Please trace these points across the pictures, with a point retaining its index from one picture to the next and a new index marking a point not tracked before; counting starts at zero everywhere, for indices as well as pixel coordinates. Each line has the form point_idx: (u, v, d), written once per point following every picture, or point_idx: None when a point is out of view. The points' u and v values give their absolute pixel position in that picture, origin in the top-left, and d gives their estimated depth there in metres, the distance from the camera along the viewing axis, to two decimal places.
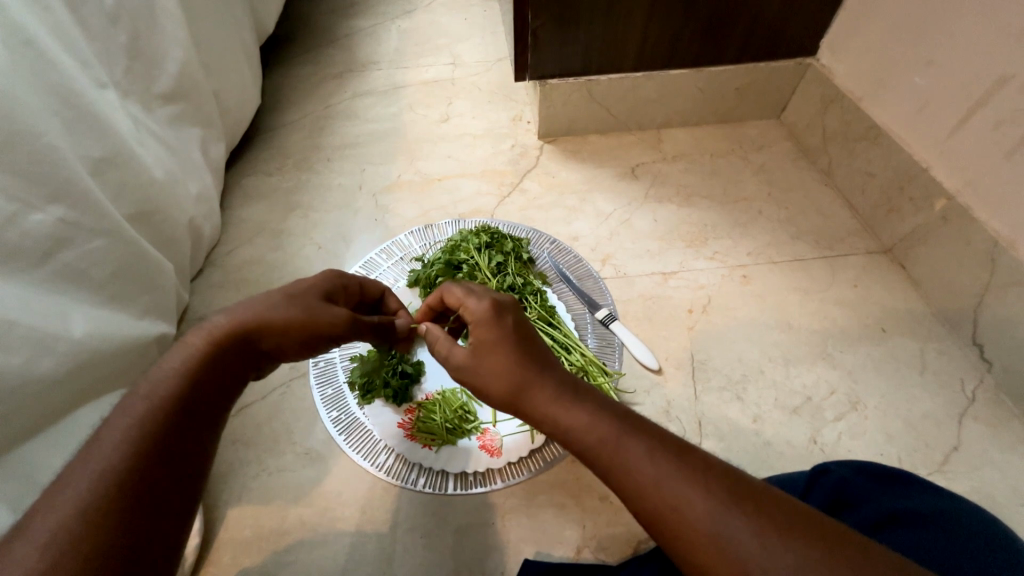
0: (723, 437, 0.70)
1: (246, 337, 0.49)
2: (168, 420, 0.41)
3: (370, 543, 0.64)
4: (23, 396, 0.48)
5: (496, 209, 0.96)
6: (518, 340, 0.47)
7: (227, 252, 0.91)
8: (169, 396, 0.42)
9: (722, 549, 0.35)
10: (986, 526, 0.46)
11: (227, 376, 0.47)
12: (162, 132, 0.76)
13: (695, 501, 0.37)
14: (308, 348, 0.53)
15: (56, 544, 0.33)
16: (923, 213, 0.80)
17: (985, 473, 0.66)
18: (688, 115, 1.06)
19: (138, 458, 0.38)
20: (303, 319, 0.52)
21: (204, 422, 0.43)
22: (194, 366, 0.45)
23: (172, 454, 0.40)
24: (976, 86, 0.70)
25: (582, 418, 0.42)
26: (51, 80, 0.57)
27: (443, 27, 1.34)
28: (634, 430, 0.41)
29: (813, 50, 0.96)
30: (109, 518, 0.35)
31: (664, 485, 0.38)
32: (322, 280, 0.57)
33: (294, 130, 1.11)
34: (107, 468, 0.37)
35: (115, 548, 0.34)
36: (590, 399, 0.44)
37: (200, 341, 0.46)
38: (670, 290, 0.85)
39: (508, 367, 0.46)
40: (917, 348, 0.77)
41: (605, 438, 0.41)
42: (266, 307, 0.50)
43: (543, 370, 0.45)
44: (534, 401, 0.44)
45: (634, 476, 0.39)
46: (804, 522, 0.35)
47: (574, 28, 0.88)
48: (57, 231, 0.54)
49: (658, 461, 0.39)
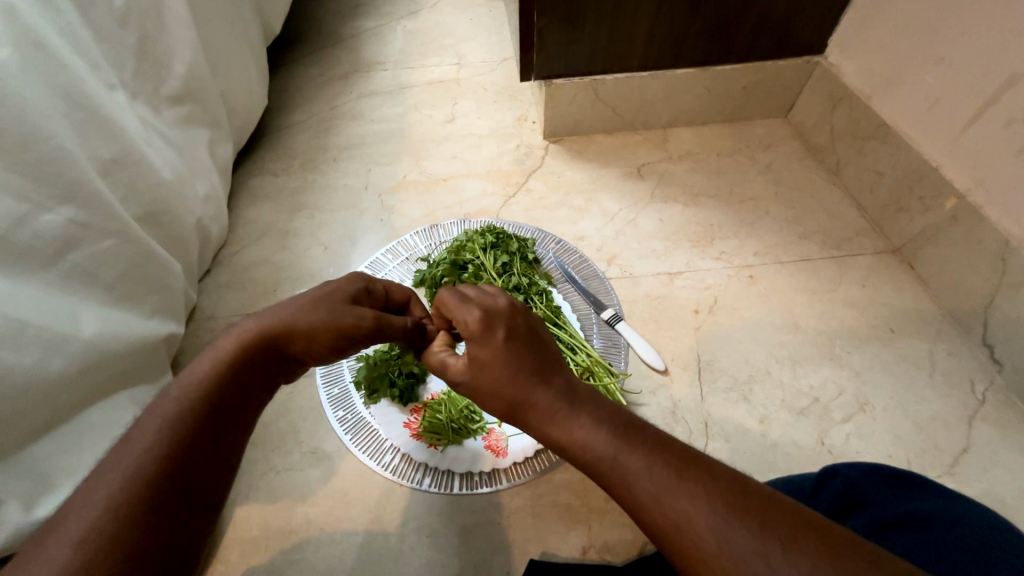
0: (730, 438, 0.70)
1: (272, 343, 0.48)
2: (193, 425, 0.41)
3: (376, 542, 0.65)
4: (35, 395, 0.49)
5: (501, 209, 0.96)
6: (511, 353, 0.45)
7: (235, 252, 0.92)
8: (196, 399, 0.42)
9: (725, 564, 0.35)
10: (996, 530, 0.45)
11: (253, 382, 0.46)
12: (170, 133, 0.76)
13: (696, 518, 0.36)
14: (335, 351, 0.51)
15: (86, 543, 0.34)
16: (932, 212, 0.79)
17: (995, 476, 0.66)
18: (694, 114, 1.05)
19: (165, 459, 0.39)
20: (330, 322, 0.50)
21: (230, 428, 0.43)
22: (222, 369, 0.45)
23: (199, 456, 0.40)
24: (987, 83, 0.69)
25: (580, 433, 0.42)
26: (61, 82, 0.57)
27: (448, 27, 1.34)
28: (634, 444, 0.41)
29: (821, 48, 0.95)
30: (137, 519, 0.36)
31: (665, 502, 0.38)
32: (345, 284, 0.56)
33: (301, 131, 1.12)
34: (133, 469, 0.37)
35: (142, 548, 0.35)
36: (588, 412, 0.43)
37: (228, 347, 0.46)
38: (676, 290, 0.84)
39: (506, 382, 0.44)
40: (927, 349, 0.76)
41: (604, 455, 0.41)
42: (293, 311, 0.50)
43: (539, 384, 0.44)
44: (532, 418, 0.44)
45: (635, 492, 0.39)
46: (807, 533, 0.35)
47: (579, 28, 0.88)
48: (67, 232, 0.55)
49: (658, 476, 0.39)
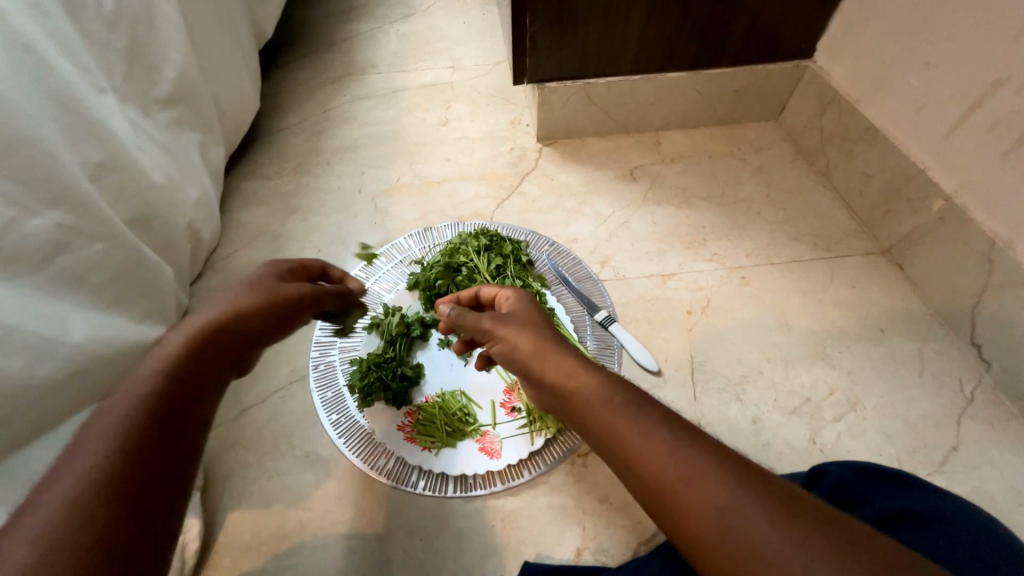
0: (723, 439, 0.71)
1: (226, 327, 0.46)
2: (164, 400, 0.40)
3: (369, 546, 0.64)
4: (21, 400, 0.48)
5: (495, 212, 0.96)
6: (545, 324, 0.55)
7: (226, 256, 0.91)
8: (167, 377, 0.41)
9: (727, 520, 0.37)
10: (979, 523, 0.46)
11: (216, 363, 0.44)
12: (160, 136, 0.76)
13: (708, 476, 0.39)
14: (285, 324, 0.52)
15: (55, 532, 0.31)
16: (920, 214, 0.80)
17: (984, 474, 0.66)
18: (686, 117, 1.06)
19: (137, 437, 0.37)
20: (273, 300, 0.51)
21: (202, 404, 0.42)
22: (186, 351, 0.43)
23: (170, 445, 0.38)
24: (971, 87, 0.70)
25: (600, 386, 0.47)
26: (50, 86, 0.57)
27: (441, 31, 1.34)
28: (652, 410, 0.45)
29: (810, 53, 0.96)
30: (114, 494, 0.34)
31: (676, 458, 0.41)
32: (269, 269, 0.56)
33: (293, 135, 1.11)
34: (108, 447, 0.36)
35: (120, 523, 0.33)
36: (605, 375, 0.48)
37: (183, 335, 0.44)
38: (669, 292, 0.85)
39: (534, 335, 0.53)
40: (916, 349, 0.77)
41: (625, 409, 0.45)
42: (234, 296, 0.49)
43: (557, 344, 0.52)
44: (551, 364, 0.50)
45: (648, 449, 0.42)
46: (808, 504, 0.37)
47: (571, 32, 0.88)
48: (56, 236, 0.54)
49: (673, 438, 0.42)
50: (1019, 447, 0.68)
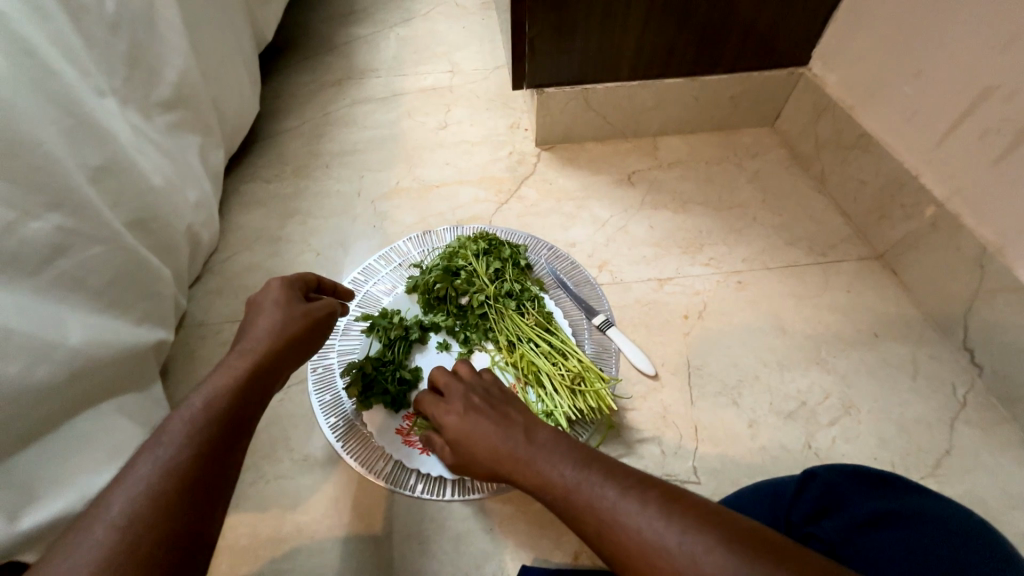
0: (719, 442, 0.71)
1: (271, 355, 0.54)
2: (221, 424, 0.46)
3: (367, 549, 0.64)
4: (21, 404, 0.48)
5: (494, 215, 0.97)
6: (486, 424, 0.50)
7: (225, 259, 0.91)
8: (225, 403, 0.47)
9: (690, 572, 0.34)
10: (957, 535, 0.46)
11: (262, 387, 0.52)
12: (160, 139, 0.76)
13: (664, 533, 0.36)
14: (314, 342, 0.60)
15: (128, 531, 0.37)
16: (913, 220, 0.81)
17: (976, 476, 0.67)
18: (683, 123, 1.07)
19: (194, 456, 0.43)
20: (305, 322, 0.59)
21: (246, 428, 0.48)
22: (243, 380, 0.50)
23: (223, 456, 0.44)
24: (963, 96, 0.71)
25: (542, 473, 0.44)
26: (50, 89, 0.57)
27: (441, 35, 1.35)
28: (597, 470, 0.42)
29: (806, 60, 0.98)
30: (174, 508, 0.39)
31: (638, 518, 0.37)
32: (289, 281, 0.63)
33: (292, 138, 1.12)
34: (170, 463, 0.41)
35: (181, 533, 0.39)
36: (551, 452, 0.45)
37: (244, 364, 0.51)
38: (666, 296, 0.85)
39: (480, 446, 0.50)
40: (909, 353, 0.78)
41: (568, 485, 0.42)
42: (273, 327, 0.56)
43: (500, 445, 0.48)
44: (502, 470, 0.48)
45: (598, 514, 0.39)
46: (767, 539, 0.34)
47: (569, 38, 0.89)
48: (56, 238, 0.55)
49: (621, 497, 0.39)
50: (1010, 450, 0.69)
